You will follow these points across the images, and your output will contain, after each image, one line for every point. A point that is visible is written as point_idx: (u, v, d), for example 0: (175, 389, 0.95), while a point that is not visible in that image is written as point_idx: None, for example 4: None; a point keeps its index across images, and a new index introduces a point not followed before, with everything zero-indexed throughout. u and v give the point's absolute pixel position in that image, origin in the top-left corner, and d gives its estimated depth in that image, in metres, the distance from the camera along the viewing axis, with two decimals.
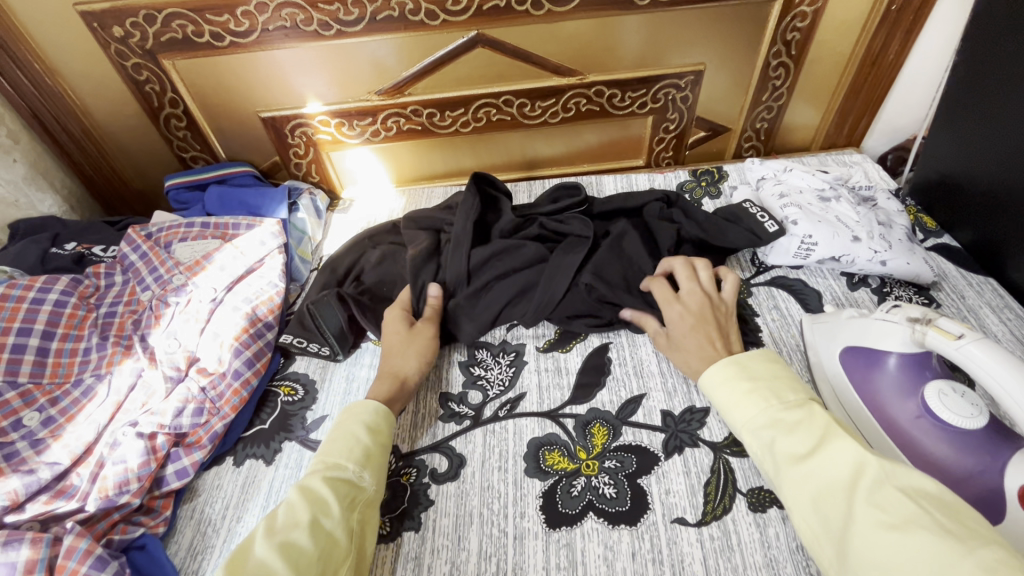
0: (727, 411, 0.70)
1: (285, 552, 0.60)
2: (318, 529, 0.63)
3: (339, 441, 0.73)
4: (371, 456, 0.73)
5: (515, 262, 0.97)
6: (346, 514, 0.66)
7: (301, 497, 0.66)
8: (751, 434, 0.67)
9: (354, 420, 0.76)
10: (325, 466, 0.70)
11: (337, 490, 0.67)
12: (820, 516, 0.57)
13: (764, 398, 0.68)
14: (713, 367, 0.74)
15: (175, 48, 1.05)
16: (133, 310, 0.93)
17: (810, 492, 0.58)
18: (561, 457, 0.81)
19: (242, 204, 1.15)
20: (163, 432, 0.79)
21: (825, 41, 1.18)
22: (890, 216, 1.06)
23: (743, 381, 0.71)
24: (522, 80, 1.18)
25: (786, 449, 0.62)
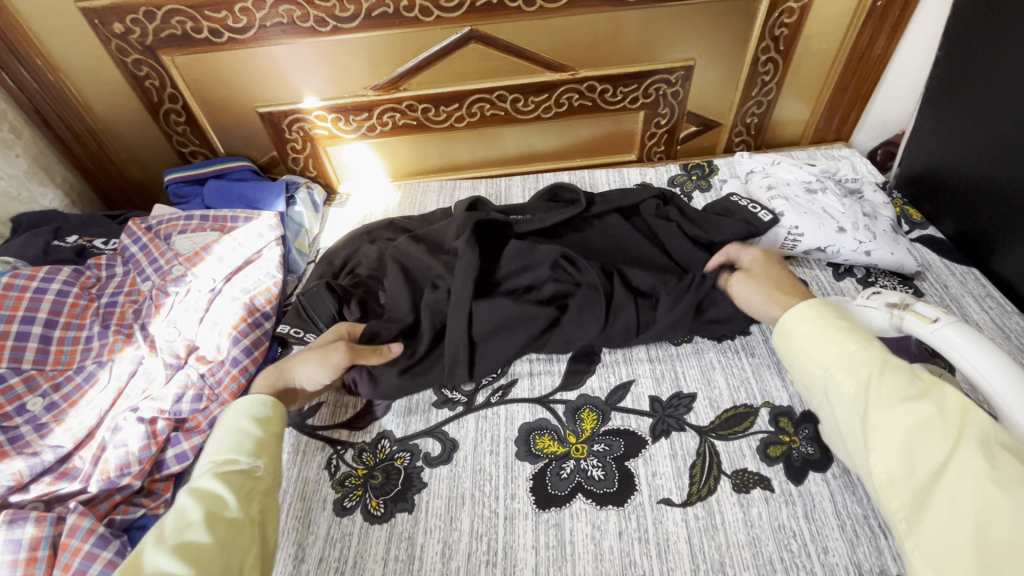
0: (814, 349, 0.71)
1: (181, 553, 0.59)
2: (216, 524, 0.63)
3: (225, 437, 0.72)
4: (264, 445, 0.73)
5: (522, 326, 0.89)
6: (243, 506, 0.66)
7: (191, 498, 0.65)
8: (843, 372, 0.67)
9: (240, 415, 0.75)
10: (214, 464, 0.69)
11: (231, 483, 0.67)
12: (906, 460, 0.60)
13: (863, 339, 0.69)
14: (806, 304, 0.75)
15: (174, 44, 1.08)
16: (133, 300, 0.95)
17: (901, 436, 0.61)
18: (551, 441, 0.83)
19: (242, 197, 1.18)
20: (163, 417, 0.81)
21: (813, 36, 1.20)
22: (875, 209, 1.08)
23: (837, 322, 0.72)
24: (516, 76, 1.20)
25: (887, 390, 0.63)
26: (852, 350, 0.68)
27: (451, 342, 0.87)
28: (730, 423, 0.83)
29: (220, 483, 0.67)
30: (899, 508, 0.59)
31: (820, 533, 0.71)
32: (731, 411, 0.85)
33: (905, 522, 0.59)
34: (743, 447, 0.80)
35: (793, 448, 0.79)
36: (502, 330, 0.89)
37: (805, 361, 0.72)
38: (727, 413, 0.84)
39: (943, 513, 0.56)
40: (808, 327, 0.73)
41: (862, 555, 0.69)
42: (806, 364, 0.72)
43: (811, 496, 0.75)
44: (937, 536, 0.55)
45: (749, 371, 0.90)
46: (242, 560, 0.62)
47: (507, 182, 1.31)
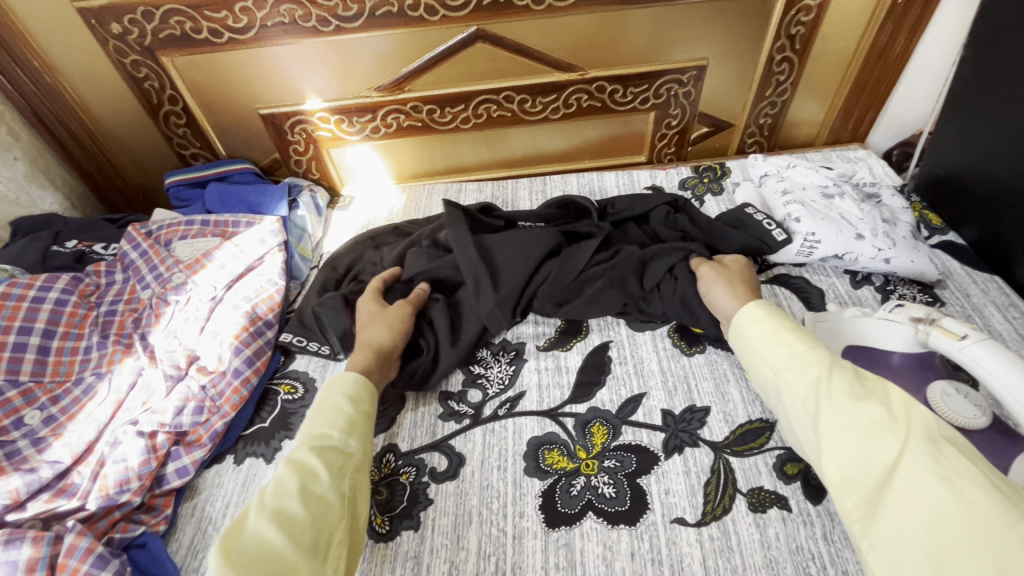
0: (766, 352, 0.71)
1: (277, 521, 0.59)
2: (309, 495, 0.62)
3: (322, 413, 0.72)
4: (355, 424, 0.72)
5: (527, 248, 0.96)
6: (334, 481, 0.65)
7: (288, 468, 0.65)
8: (795, 373, 0.66)
9: (334, 392, 0.75)
10: (310, 437, 0.69)
11: (325, 458, 0.67)
12: (859, 460, 0.57)
13: (811, 343, 0.69)
14: (753, 311, 0.77)
15: (173, 44, 1.05)
16: (133, 308, 0.93)
17: (849, 434, 0.58)
18: (561, 457, 0.81)
19: (242, 201, 1.15)
20: (163, 430, 0.79)
21: (830, 35, 1.16)
22: (894, 214, 1.05)
23: (785, 324, 0.73)
24: (522, 76, 1.17)
25: (837, 390, 0.61)
26: (802, 349, 0.68)
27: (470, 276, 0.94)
28: (746, 438, 0.81)
29: (316, 455, 0.66)
30: (855, 509, 0.56)
31: (840, 556, 0.69)
32: (746, 426, 0.82)
33: (860, 526, 0.55)
34: (758, 464, 0.78)
35: (811, 466, 0.77)
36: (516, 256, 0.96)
37: (760, 362, 0.72)
38: (742, 428, 0.82)
39: (896, 518, 0.52)
40: (759, 329, 0.74)
41: None
42: (760, 365, 0.72)
43: (831, 517, 0.72)
44: (893, 538, 0.52)
45: None
46: (330, 535, 0.61)
47: (514, 185, 1.28)
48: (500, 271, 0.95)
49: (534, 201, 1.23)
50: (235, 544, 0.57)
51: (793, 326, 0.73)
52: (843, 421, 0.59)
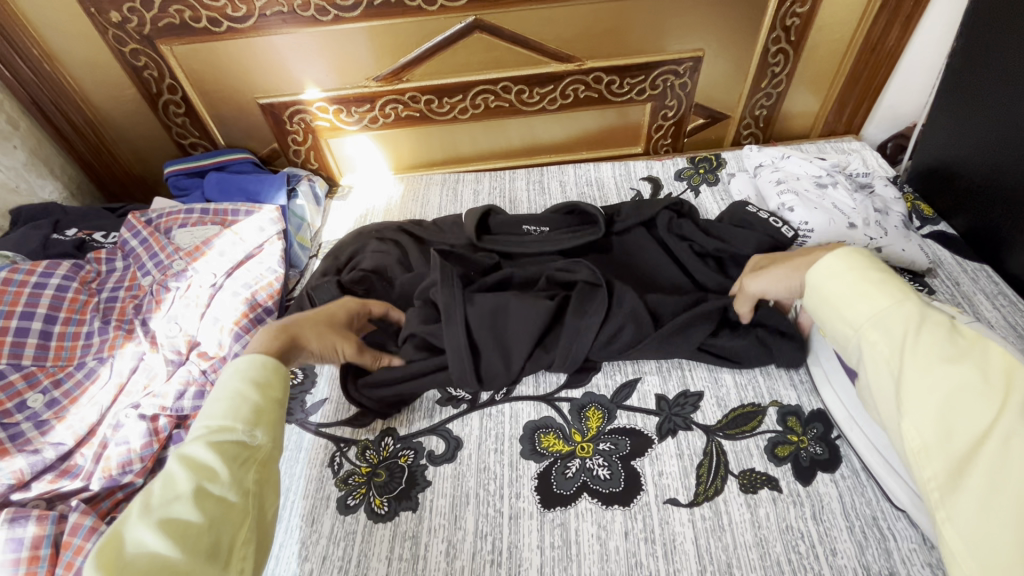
0: (844, 304, 0.62)
1: (165, 527, 0.52)
2: (205, 498, 0.56)
3: (221, 402, 0.64)
4: (261, 413, 0.65)
5: (524, 320, 0.86)
6: (236, 478, 0.59)
7: (181, 467, 0.57)
8: (877, 329, 0.59)
9: (237, 376, 0.67)
10: (208, 430, 0.61)
11: (225, 454, 0.60)
12: (944, 429, 0.52)
13: (900, 293, 0.60)
14: (830, 256, 0.65)
15: (172, 33, 1.05)
16: (134, 295, 0.93)
17: (937, 402, 0.53)
18: (557, 440, 0.82)
19: (241, 190, 1.16)
20: (165, 414, 0.81)
21: (825, 26, 1.17)
22: (887, 204, 1.06)
23: (871, 273, 0.62)
24: (520, 67, 1.17)
25: (926, 349, 0.55)
26: (884, 303, 0.59)
27: (454, 349, 0.83)
28: (738, 422, 0.82)
29: (213, 452, 0.59)
30: (932, 478, 0.52)
31: (828, 535, 0.70)
32: (739, 410, 0.84)
33: (937, 498, 0.51)
34: (750, 447, 0.79)
35: (801, 448, 0.79)
36: (511, 324, 0.86)
37: (835, 315, 0.63)
38: (735, 412, 0.84)
39: (981, 492, 0.48)
40: (838, 277, 0.64)
41: (870, 558, 0.68)
42: (835, 318, 0.63)
43: (820, 498, 0.74)
44: (975, 514, 0.48)
45: (757, 370, 0.89)
46: (227, 540, 0.55)
47: (511, 175, 1.29)
48: (489, 347, 0.85)
49: (531, 191, 1.24)
50: (114, 556, 0.50)
51: (880, 274, 0.62)
52: (930, 384, 0.53)
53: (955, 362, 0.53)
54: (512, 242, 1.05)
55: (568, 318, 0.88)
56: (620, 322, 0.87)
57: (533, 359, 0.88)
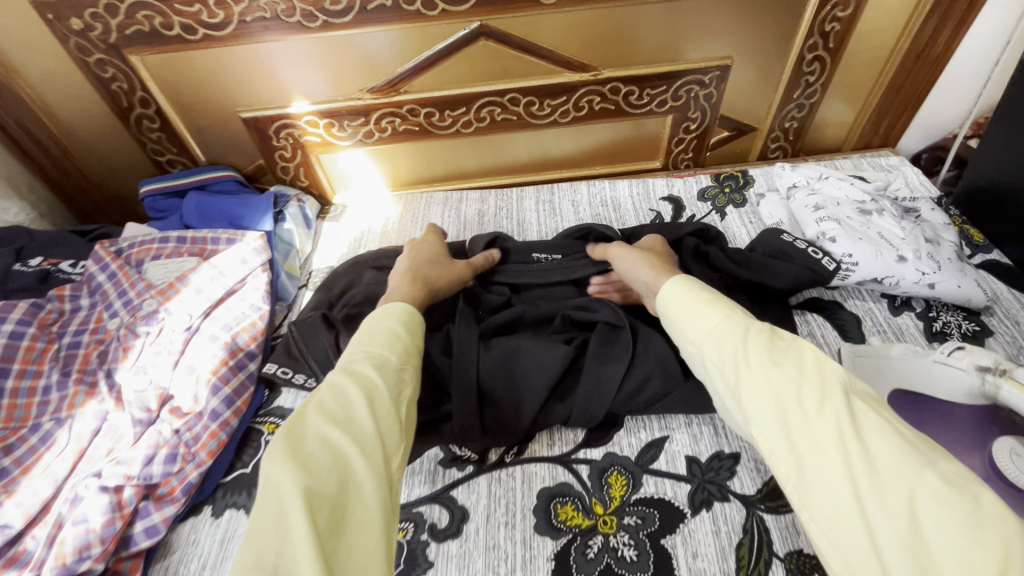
0: (686, 323, 0.65)
1: (342, 427, 0.58)
2: (375, 411, 0.61)
3: (380, 335, 0.70)
4: (410, 354, 0.71)
5: (537, 366, 0.79)
6: (393, 401, 0.64)
7: (352, 380, 0.63)
8: (712, 343, 0.61)
9: (389, 318, 0.74)
10: (370, 357, 0.67)
11: (385, 376, 0.66)
12: (782, 422, 0.52)
13: (727, 307, 0.63)
14: (670, 283, 0.70)
15: (142, 42, 0.94)
16: (99, 340, 0.84)
17: (770, 398, 0.53)
18: (575, 512, 0.72)
19: (224, 214, 1.05)
20: (131, 484, 0.71)
21: (867, 32, 1.06)
22: (937, 231, 0.96)
23: (703, 293, 0.67)
24: (531, 76, 1.06)
25: (758, 354, 0.56)
26: (716, 317, 0.62)
27: (460, 394, 0.77)
28: (780, 492, 0.73)
29: (378, 374, 0.65)
30: (788, 479, 0.50)
31: None
32: None
33: (796, 493, 0.50)
34: (796, 523, 0.70)
35: None
36: (524, 369, 0.79)
37: (680, 334, 0.66)
38: (777, 480, 0.74)
39: (822, 484, 0.47)
40: (680, 299, 0.68)
41: None
42: (681, 338, 0.65)
43: None
44: (825, 504, 0.47)
45: None
46: (390, 454, 0.60)
47: (519, 194, 1.18)
48: (498, 394, 0.79)
49: (541, 212, 1.13)
50: (299, 443, 0.55)
51: (711, 294, 0.67)
52: (762, 383, 0.54)
53: (779, 363, 0.55)
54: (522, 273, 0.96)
55: (588, 364, 0.79)
56: (646, 373, 0.78)
57: (547, 410, 0.79)
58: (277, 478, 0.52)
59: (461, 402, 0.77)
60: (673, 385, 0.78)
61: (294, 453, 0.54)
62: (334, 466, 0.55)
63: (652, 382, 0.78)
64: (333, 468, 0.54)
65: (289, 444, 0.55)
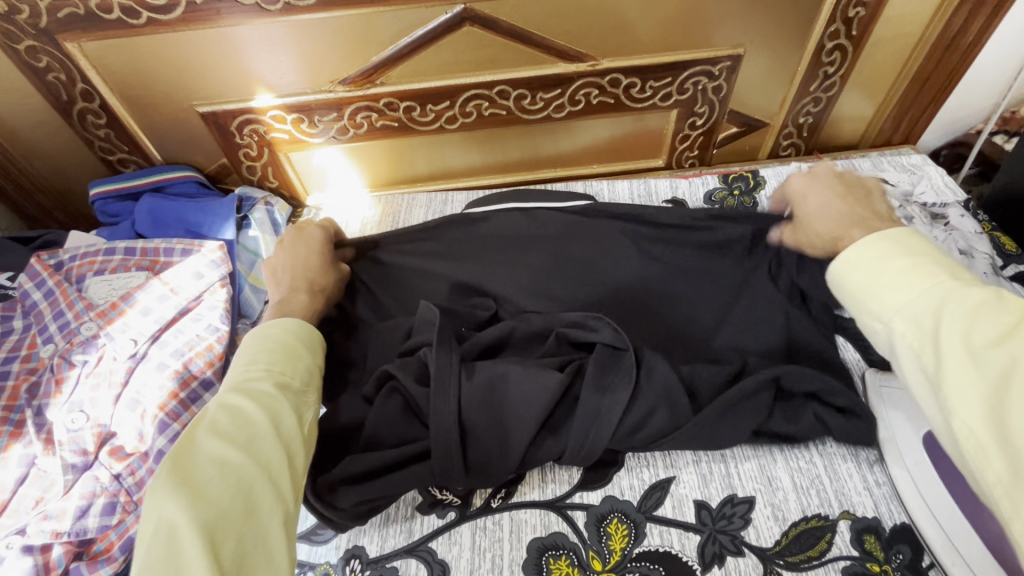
0: (872, 293, 0.53)
1: (242, 450, 0.52)
2: (280, 432, 0.55)
3: (280, 352, 0.62)
4: (317, 370, 0.64)
5: (527, 398, 0.67)
6: (300, 420, 0.58)
7: (248, 400, 0.55)
8: (906, 322, 0.50)
9: (286, 331, 0.65)
10: (270, 374, 0.59)
11: (288, 395, 0.58)
12: (1000, 418, 0.42)
13: (931, 275, 0.51)
14: (858, 244, 0.56)
15: (78, 26, 0.83)
16: (31, 371, 0.74)
17: (999, 383, 0.43)
18: (570, 568, 0.64)
19: (180, 221, 0.95)
20: (60, 541, 0.62)
21: (894, 18, 0.96)
22: (969, 241, 0.87)
23: (898, 258, 0.54)
24: (522, 67, 0.96)
25: (970, 334, 0.45)
26: (921, 288, 0.50)
27: (437, 432, 0.65)
28: (801, 544, 0.65)
29: (279, 393, 0.57)
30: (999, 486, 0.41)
31: None
32: (801, 525, 0.66)
33: (1007, 501, 0.41)
34: None
35: None
36: (512, 400, 0.68)
37: (862, 310, 0.54)
38: (798, 529, 0.66)
39: None
40: (863, 267, 0.55)
41: None
42: (864, 315, 0.54)
43: None
44: None
45: (820, 468, 0.71)
46: (299, 476, 0.54)
47: None
48: (482, 429, 0.67)
49: None
50: (192, 473, 0.49)
51: (911, 256, 0.53)
52: (977, 371, 0.44)
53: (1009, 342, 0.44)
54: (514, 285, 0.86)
55: (586, 395, 0.67)
56: (651, 404, 0.68)
57: (538, 445, 0.69)
58: (163, 514, 0.46)
59: (438, 441, 0.65)
60: (682, 411, 0.69)
61: (186, 485, 0.48)
62: (236, 490, 0.49)
63: (659, 412, 0.68)
64: (236, 496, 0.49)
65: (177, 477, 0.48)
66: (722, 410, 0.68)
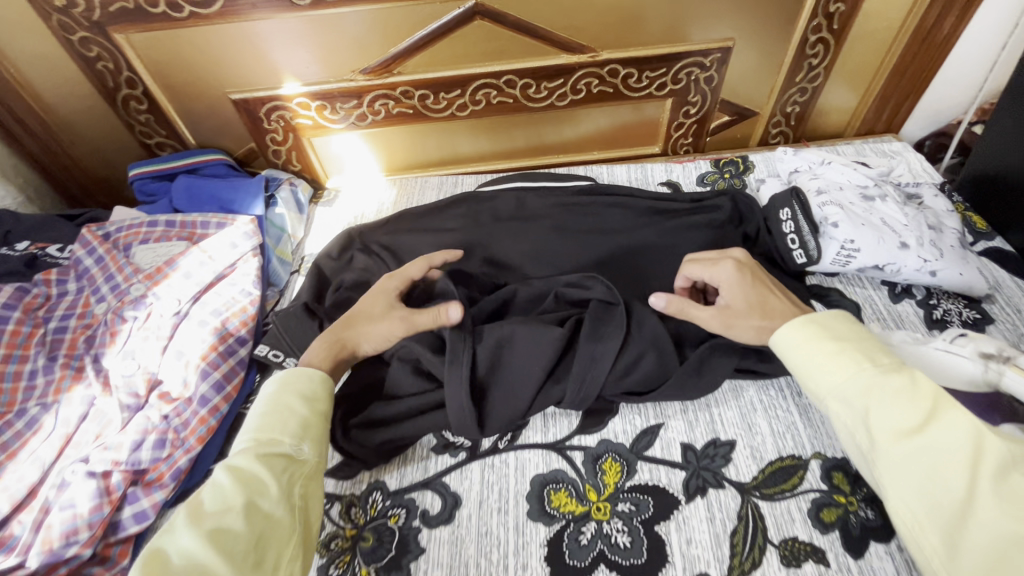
0: (809, 373, 0.60)
1: (214, 538, 0.51)
2: (254, 512, 0.55)
3: (271, 414, 0.63)
4: (310, 427, 0.64)
5: (530, 351, 0.75)
6: (282, 498, 0.57)
7: (229, 479, 0.56)
8: (838, 402, 0.57)
9: (286, 390, 0.67)
10: (258, 443, 0.60)
11: (273, 467, 0.59)
12: (928, 500, 0.49)
13: (855, 359, 0.57)
14: (790, 327, 0.63)
15: (126, 19, 0.92)
16: (87, 325, 0.83)
17: (915, 470, 0.50)
18: (568, 498, 0.72)
19: (214, 198, 1.04)
20: (119, 469, 0.70)
21: (871, 12, 1.04)
22: (939, 218, 0.94)
23: (823, 341, 0.61)
24: (528, 58, 1.04)
25: (889, 423, 0.52)
26: (849, 372, 0.57)
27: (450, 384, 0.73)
28: (775, 479, 0.72)
29: (261, 469, 0.58)
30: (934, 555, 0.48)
31: None
32: (777, 464, 0.74)
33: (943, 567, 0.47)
34: (791, 510, 0.69)
35: (850, 512, 0.69)
36: (518, 355, 0.76)
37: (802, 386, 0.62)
38: (772, 466, 0.73)
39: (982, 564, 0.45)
40: (795, 350, 0.62)
41: None
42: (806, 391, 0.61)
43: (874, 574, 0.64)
44: None
45: (796, 415, 0.78)
46: (270, 562, 0.53)
47: None
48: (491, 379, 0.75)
49: None
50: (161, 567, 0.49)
51: (833, 340, 0.60)
52: (906, 458, 0.51)
53: (923, 430, 0.51)
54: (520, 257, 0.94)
55: (582, 344, 0.76)
56: (640, 350, 0.76)
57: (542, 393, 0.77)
58: None
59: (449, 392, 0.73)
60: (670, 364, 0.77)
61: None
62: None
63: (647, 360, 0.76)
64: None
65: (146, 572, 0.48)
66: (706, 354, 0.77)
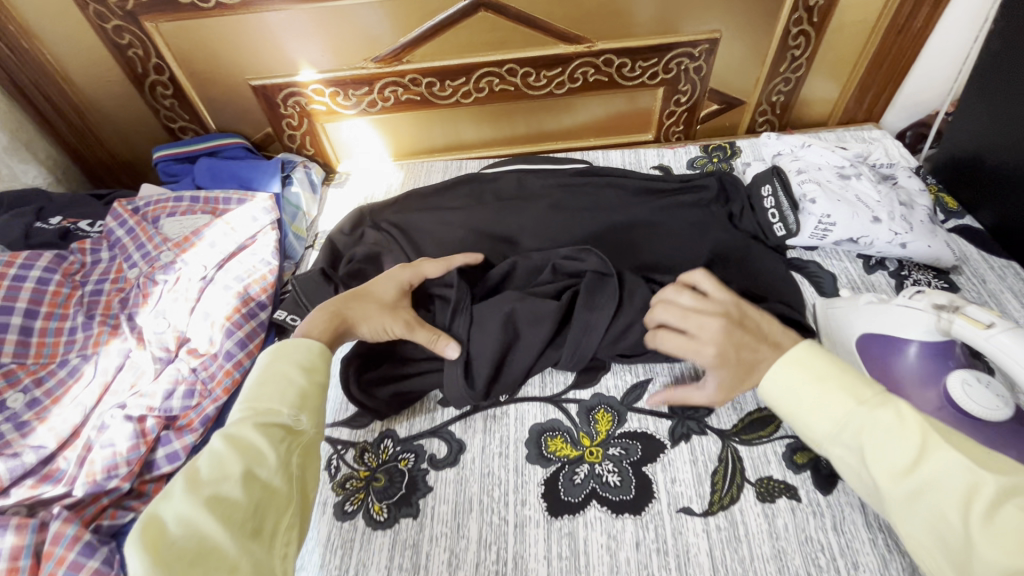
0: (801, 415, 0.58)
1: (214, 506, 0.53)
2: (252, 480, 0.57)
3: (268, 383, 0.64)
4: (307, 397, 0.66)
5: (528, 321, 0.81)
6: (281, 466, 0.59)
7: (228, 447, 0.58)
8: (835, 446, 0.56)
9: (284, 359, 0.68)
10: (255, 412, 0.62)
11: (271, 436, 0.61)
12: (932, 534, 0.48)
13: (841, 398, 0.55)
14: (771, 372, 0.61)
15: (157, 9, 0.99)
16: (120, 288, 0.90)
17: (919, 512, 0.48)
18: (563, 444, 0.79)
19: (235, 177, 1.11)
20: (153, 415, 0.77)
21: (849, 6, 1.11)
22: (911, 196, 1.01)
23: (807, 382, 0.58)
24: (528, 47, 1.11)
25: (882, 464, 0.51)
26: (836, 416, 0.55)
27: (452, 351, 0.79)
28: (754, 427, 0.79)
29: (259, 438, 0.59)
30: None
31: (850, 547, 0.67)
32: (756, 414, 0.80)
33: None
34: (767, 453, 0.76)
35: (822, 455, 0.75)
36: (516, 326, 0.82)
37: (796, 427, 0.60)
38: (752, 416, 0.80)
39: None
40: (782, 392, 0.60)
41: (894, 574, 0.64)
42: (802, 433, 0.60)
43: (840, 508, 0.70)
44: None
45: None
46: (271, 525, 0.56)
47: None
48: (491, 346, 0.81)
49: None
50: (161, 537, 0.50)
51: (817, 379, 0.58)
52: (901, 498, 0.50)
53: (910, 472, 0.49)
54: (520, 231, 1.01)
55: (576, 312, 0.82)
56: (631, 318, 0.81)
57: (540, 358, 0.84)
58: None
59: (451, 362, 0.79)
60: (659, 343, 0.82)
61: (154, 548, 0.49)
62: (197, 553, 0.50)
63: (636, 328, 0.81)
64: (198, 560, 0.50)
65: (145, 542, 0.50)
66: None
